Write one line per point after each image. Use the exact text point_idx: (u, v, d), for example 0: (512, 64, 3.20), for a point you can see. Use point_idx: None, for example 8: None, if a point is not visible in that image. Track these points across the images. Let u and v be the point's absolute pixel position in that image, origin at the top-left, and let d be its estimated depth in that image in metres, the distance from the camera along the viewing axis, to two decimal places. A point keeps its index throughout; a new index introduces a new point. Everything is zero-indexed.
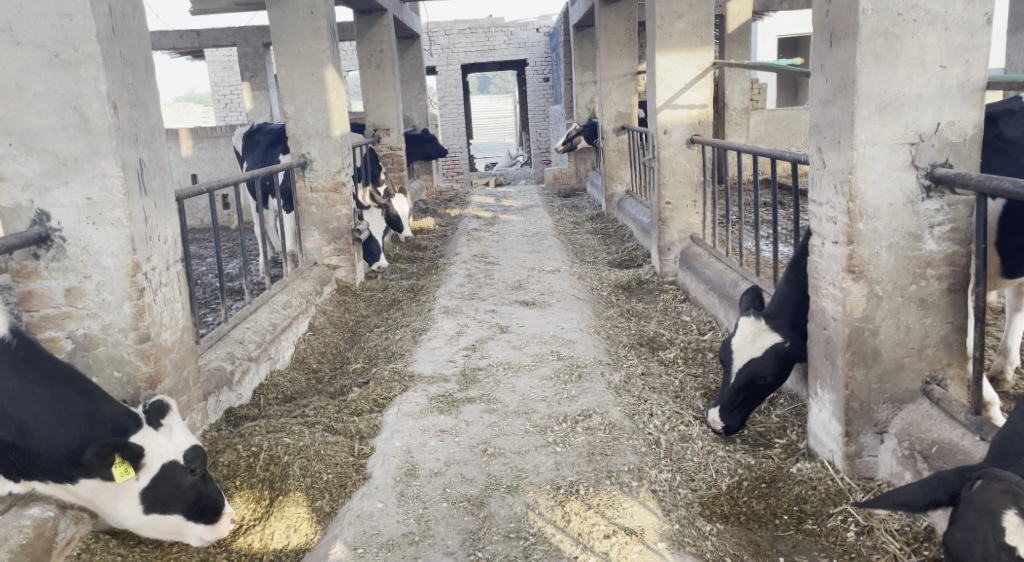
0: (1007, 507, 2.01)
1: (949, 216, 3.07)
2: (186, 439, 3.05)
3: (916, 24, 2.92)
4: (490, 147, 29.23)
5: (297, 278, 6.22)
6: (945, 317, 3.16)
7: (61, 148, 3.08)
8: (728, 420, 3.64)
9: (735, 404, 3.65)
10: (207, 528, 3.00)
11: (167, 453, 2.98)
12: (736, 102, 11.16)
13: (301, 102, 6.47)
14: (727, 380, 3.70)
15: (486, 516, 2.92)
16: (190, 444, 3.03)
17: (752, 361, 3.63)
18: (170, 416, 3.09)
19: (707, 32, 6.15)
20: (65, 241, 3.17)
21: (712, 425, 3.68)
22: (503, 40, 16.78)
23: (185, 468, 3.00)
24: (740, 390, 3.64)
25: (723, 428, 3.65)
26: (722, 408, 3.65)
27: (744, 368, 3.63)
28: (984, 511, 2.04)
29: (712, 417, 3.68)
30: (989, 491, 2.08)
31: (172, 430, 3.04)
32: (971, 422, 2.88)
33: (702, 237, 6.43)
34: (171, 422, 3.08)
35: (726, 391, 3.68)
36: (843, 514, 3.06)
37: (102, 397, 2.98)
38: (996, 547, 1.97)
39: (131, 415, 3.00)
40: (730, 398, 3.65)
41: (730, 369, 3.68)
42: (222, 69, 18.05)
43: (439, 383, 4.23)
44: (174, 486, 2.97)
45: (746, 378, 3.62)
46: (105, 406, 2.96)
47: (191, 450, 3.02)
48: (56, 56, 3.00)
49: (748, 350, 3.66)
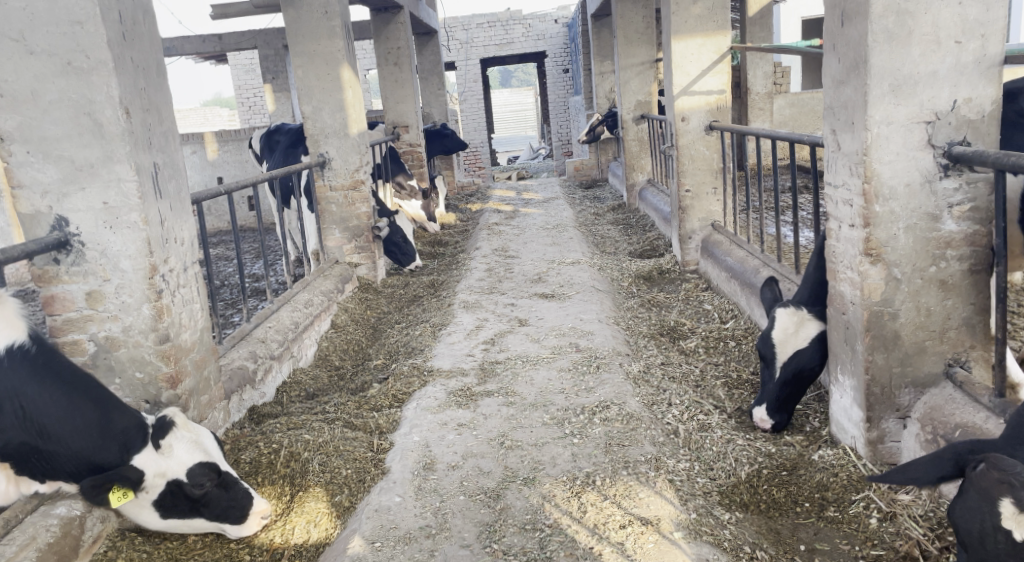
0: (1005, 493, 2.02)
1: (969, 195, 3.01)
2: (191, 457, 3.03)
3: (929, 1, 2.86)
4: (512, 140, 29.19)
5: (318, 276, 6.26)
6: (967, 298, 3.09)
7: (77, 155, 3.13)
8: (776, 417, 3.56)
9: (783, 398, 3.57)
10: (237, 526, 3.03)
11: (170, 471, 3.00)
12: (758, 87, 11.03)
13: (318, 102, 6.50)
14: (769, 375, 3.62)
15: (502, 509, 2.93)
16: (195, 462, 3.03)
17: (797, 352, 3.56)
18: (174, 433, 3.06)
19: (724, 17, 6.07)
20: (84, 245, 3.22)
21: (760, 425, 3.58)
22: (521, 33, 16.73)
23: (192, 483, 2.99)
24: (786, 383, 3.57)
25: (771, 427, 3.56)
26: (771, 406, 3.56)
27: (791, 360, 3.55)
28: (984, 495, 2.06)
29: (758, 416, 3.58)
30: (986, 476, 2.08)
31: (172, 450, 3.02)
32: (995, 404, 2.84)
33: (724, 224, 6.37)
34: (174, 439, 3.05)
35: (771, 387, 3.60)
36: (866, 500, 3.02)
37: (116, 407, 3.02)
38: (993, 528, 2.02)
39: (139, 429, 3.02)
40: (777, 393, 3.57)
41: (774, 362, 3.59)
42: (244, 72, 18.27)
43: (458, 378, 4.24)
44: (186, 498, 2.99)
45: (793, 370, 3.55)
46: (118, 417, 3.00)
47: (196, 468, 3.02)
48: (69, 64, 3.05)
49: (792, 342, 3.57)
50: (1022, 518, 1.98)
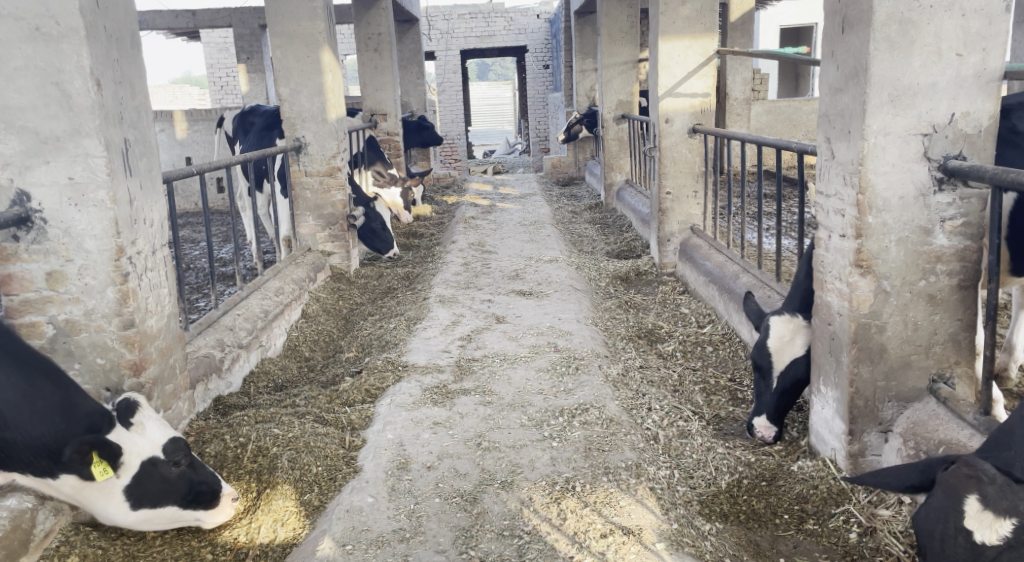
0: (969, 491, 2.05)
1: (961, 210, 2.98)
2: (163, 434, 2.96)
3: (932, 11, 2.81)
4: (487, 134, 29.01)
5: (290, 264, 6.11)
6: (954, 314, 3.07)
7: (43, 126, 2.97)
8: (777, 426, 3.52)
9: (780, 408, 3.54)
10: (208, 513, 2.94)
11: (144, 451, 2.91)
12: (737, 92, 11.03)
13: (296, 84, 6.34)
14: (766, 387, 3.56)
15: (479, 513, 2.84)
16: (169, 438, 2.96)
17: (795, 361, 3.51)
18: (141, 412, 2.98)
19: (711, 19, 6.01)
20: (46, 223, 3.05)
21: (761, 436, 3.53)
22: (503, 26, 16.58)
23: (168, 461, 2.93)
24: (784, 393, 3.54)
25: (773, 437, 3.51)
26: (771, 416, 3.52)
27: (788, 371, 3.51)
28: (950, 493, 2.08)
29: (759, 426, 3.53)
30: (954, 474, 2.10)
31: (143, 429, 2.94)
32: (979, 422, 2.80)
33: (703, 228, 6.34)
34: (142, 418, 2.97)
35: (768, 397, 3.55)
36: (845, 514, 2.98)
37: (78, 390, 2.88)
38: (955, 530, 2.03)
39: (105, 413, 2.90)
40: (775, 403, 3.54)
41: (772, 373, 3.53)
42: (218, 51, 17.90)
43: (433, 374, 4.14)
44: (160, 480, 2.90)
45: (791, 381, 3.51)
46: (81, 400, 2.87)
47: (170, 444, 2.95)
48: (36, 29, 2.89)
49: (789, 349, 3.52)
50: (983, 517, 2.01)
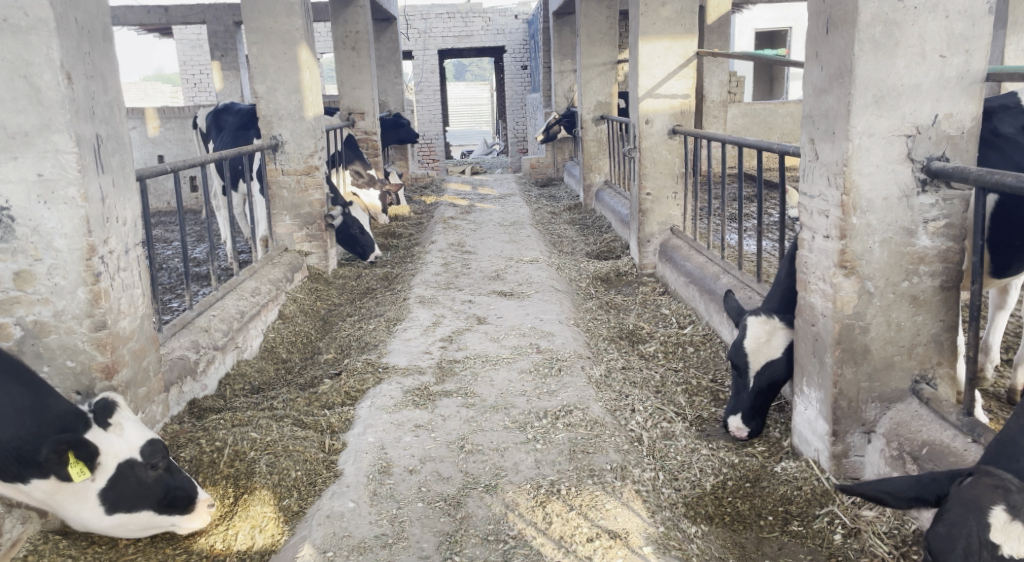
0: (995, 503, 1.99)
1: (944, 211, 2.99)
2: (141, 436, 2.88)
3: (916, 12, 2.82)
4: (464, 134, 28.93)
5: (266, 264, 6.01)
6: (937, 314, 3.08)
7: (11, 121, 2.88)
8: (750, 424, 3.51)
9: (756, 408, 3.54)
10: (184, 518, 2.86)
11: (121, 453, 2.82)
12: (714, 95, 11.06)
13: (272, 82, 6.25)
14: (742, 384, 3.56)
15: (463, 518, 2.80)
16: (147, 440, 2.87)
17: (770, 362, 3.51)
18: (119, 413, 2.90)
19: (691, 21, 6.01)
20: (14, 221, 2.96)
21: (734, 433, 3.52)
22: (480, 26, 16.53)
23: (145, 463, 2.85)
24: (760, 393, 3.53)
25: (746, 435, 3.51)
26: (745, 414, 3.51)
27: (765, 371, 3.51)
28: (970, 506, 2.01)
29: (734, 425, 3.52)
30: (978, 486, 2.05)
31: (121, 429, 2.86)
32: (962, 423, 2.80)
33: (683, 229, 6.34)
34: (120, 419, 2.89)
35: (744, 396, 3.55)
36: (830, 515, 2.97)
37: (48, 391, 2.79)
38: (979, 543, 1.95)
39: (81, 415, 2.82)
40: (751, 403, 3.53)
41: (748, 372, 3.54)
42: (191, 48, 17.67)
43: (415, 376, 4.08)
44: (138, 483, 2.82)
45: (767, 381, 3.51)
46: (52, 401, 2.78)
47: (148, 446, 2.86)
48: (4, 20, 2.80)
49: (765, 350, 3.53)
50: (1010, 529, 1.94)
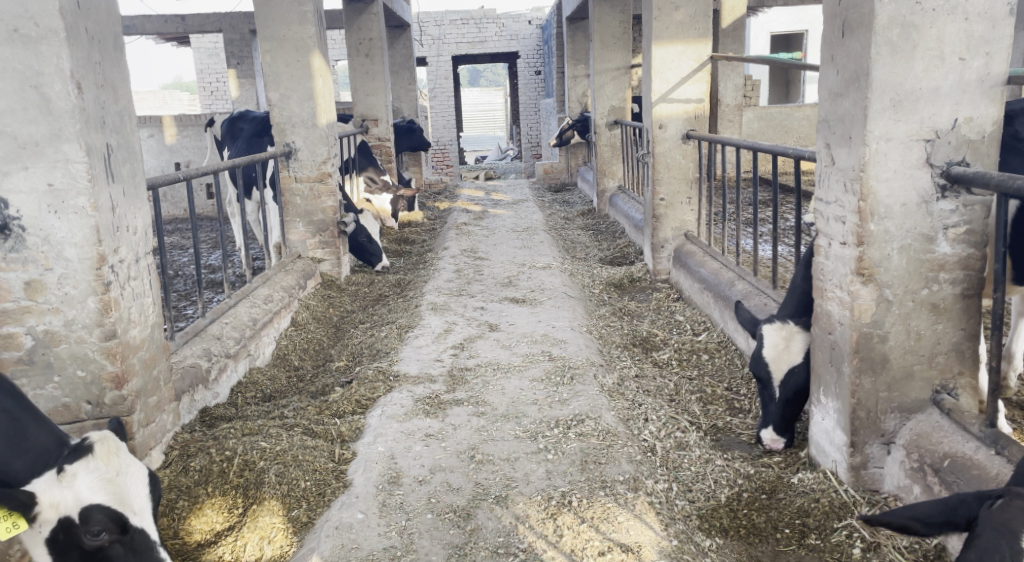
0: None
1: (964, 217, 2.92)
2: (91, 495, 2.47)
3: (935, 14, 2.75)
4: (478, 140, 28.96)
5: (279, 271, 6.01)
6: (957, 323, 3.00)
7: (21, 131, 2.88)
8: (785, 435, 3.49)
9: (787, 417, 3.50)
10: None
11: (63, 506, 2.46)
12: (729, 98, 10.98)
13: (286, 89, 6.25)
14: (769, 396, 3.52)
15: (472, 530, 2.76)
16: (94, 503, 2.46)
17: (791, 371, 3.45)
18: (86, 460, 2.54)
19: (705, 25, 5.96)
20: (25, 231, 2.97)
21: (770, 446, 3.49)
22: (494, 32, 16.57)
23: (87, 530, 2.44)
24: (788, 402, 3.48)
25: (783, 444, 3.48)
26: (777, 427, 3.48)
27: (789, 380, 3.45)
28: (1003, 529, 1.88)
29: (768, 438, 3.49)
30: (1011, 509, 1.92)
31: (75, 479, 2.49)
32: (986, 435, 2.71)
33: (697, 234, 6.27)
34: (81, 467, 2.51)
35: (773, 408, 3.51)
36: (848, 529, 2.90)
37: (32, 420, 2.59)
38: None
39: (49, 454, 2.57)
40: (780, 413, 3.49)
41: (772, 384, 3.49)
42: (208, 56, 17.81)
43: (425, 384, 4.05)
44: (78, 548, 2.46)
45: (792, 390, 3.46)
46: (33, 430, 2.57)
47: (93, 510, 2.45)
48: (15, 31, 2.80)
49: (786, 358, 3.47)
50: None
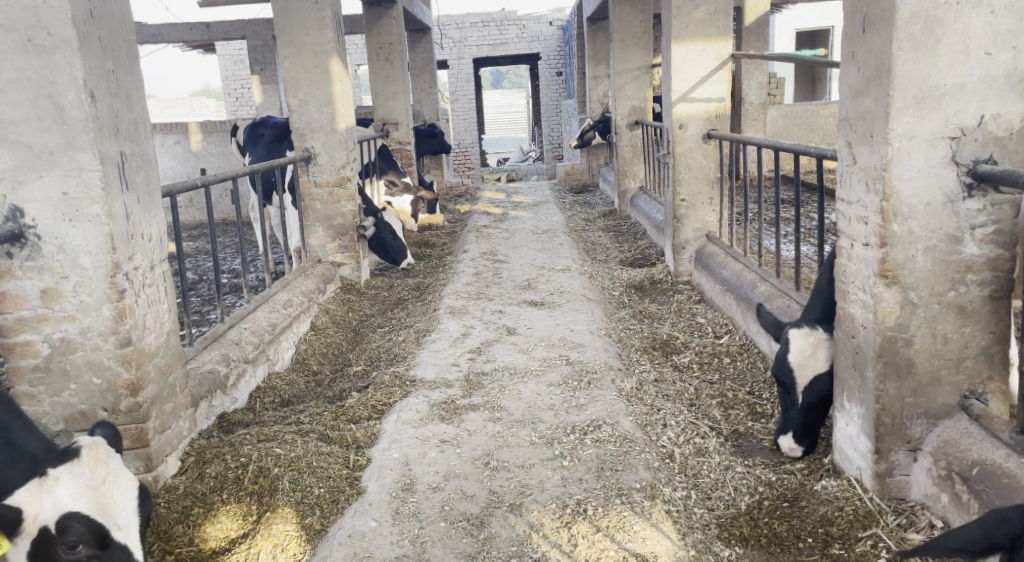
0: None
1: (992, 217, 2.83)
2: (68, 504, 2.33)
3: (959, 8, 2.67)
4: (501, 142, 28.96)
5: (299, 276, 6.01)
6: (986, 326, 2.91)
7: (36, 140, 2.89)
8: (804, 443, 3.40)
9: (808, 425, 3.41)
10: None
11: (38, 516, 2.31)
12: (753, 97, 10.85)
13: (305, 94, 6.26)
14: (791, 401, 3.44)
15: (486, 538, 2.72)
16: (69, 513, 2.31)
17: (817, 377, 3.37)
18: (67, 467, 2.40)
19: (726, 23, 5.87)
20: (40, 239, 2.98)
21: (788, 454, 3.41)
22: (515, 33, 16.54)
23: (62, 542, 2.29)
24: (810, 408, 3.41)
25: (801, 453, 3.39)
26: (797, 434, 3.40)
27: (812, 387, 3.38)
28: None
29: (786, 445, 3.41)
30: None
31: (56, 486, 2.36)
32: (1016, 442, 2.62)
33: (719, 235, 6.19)
34: (62, 474, 2.38)
35: (794, 413, 3.42)
36: (873, 539, 2.82)
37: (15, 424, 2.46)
38: None
39: (37, 460, 2.43)
40: (801, 420, 3.41)
41: (795, 388, 3.42)
42: (233, 63, 17.97)
43: (442, 389, 4.02)
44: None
45: (816, 396, 3.39)
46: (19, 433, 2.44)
47: (68, 519, 2.30)
48: (29, 40, 2.82)
49: (811, 364, 3.38)
50: None
